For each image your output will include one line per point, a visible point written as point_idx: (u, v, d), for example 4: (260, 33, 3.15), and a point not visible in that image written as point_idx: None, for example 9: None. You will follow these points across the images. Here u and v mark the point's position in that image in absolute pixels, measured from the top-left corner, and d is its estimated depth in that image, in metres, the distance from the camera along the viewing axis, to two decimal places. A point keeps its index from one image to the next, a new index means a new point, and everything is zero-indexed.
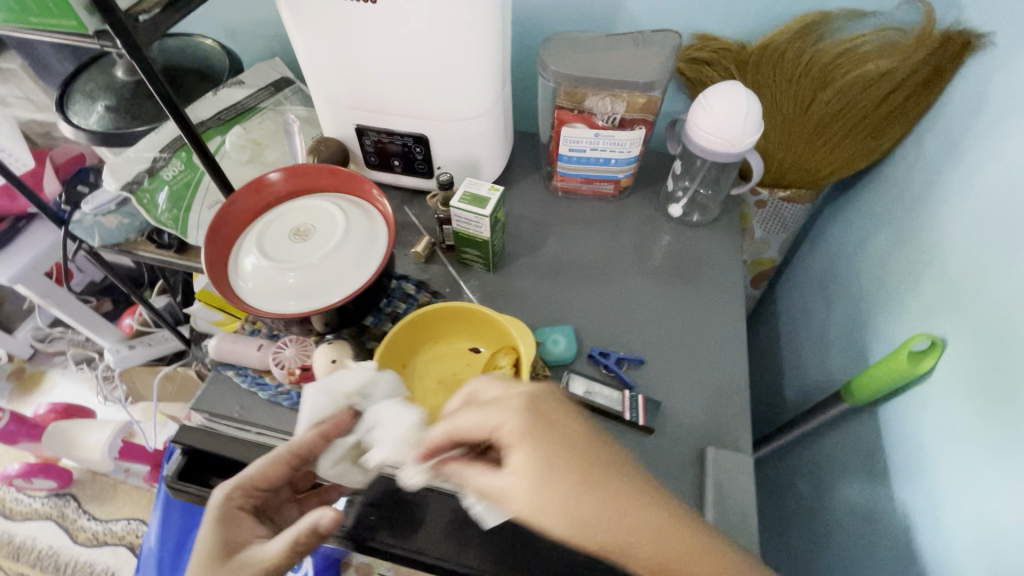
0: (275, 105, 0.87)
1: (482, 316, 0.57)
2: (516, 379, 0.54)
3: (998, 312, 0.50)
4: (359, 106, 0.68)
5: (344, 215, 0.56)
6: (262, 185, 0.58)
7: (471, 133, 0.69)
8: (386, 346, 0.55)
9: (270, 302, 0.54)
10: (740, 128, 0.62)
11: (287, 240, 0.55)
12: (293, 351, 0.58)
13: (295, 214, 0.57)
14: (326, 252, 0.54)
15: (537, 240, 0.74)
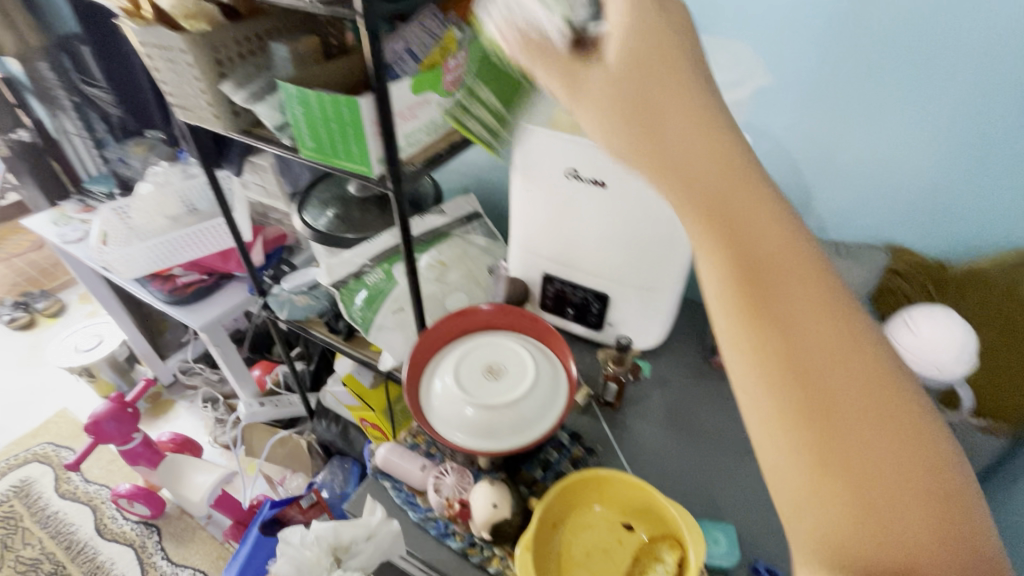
0: (464, 233, 0.99)
1: (647, 496, 0.55)
2: None
3: None
4: (553, 258, 0.75)
5: (536, 368, 0.60)
6: (470, 313, 0.65)
7: (652, 301, 0.72)
8: (547, 506, 0.54)
9: (441, 422, 0.58)
10: (954, 357, 0.58)
11: (480, 373, 0.60)
12: (452, 480, 0.59)
13: (494, 351, 0.62)
14: (511, 399, 0.57)
15: (695, 414, 0.72)
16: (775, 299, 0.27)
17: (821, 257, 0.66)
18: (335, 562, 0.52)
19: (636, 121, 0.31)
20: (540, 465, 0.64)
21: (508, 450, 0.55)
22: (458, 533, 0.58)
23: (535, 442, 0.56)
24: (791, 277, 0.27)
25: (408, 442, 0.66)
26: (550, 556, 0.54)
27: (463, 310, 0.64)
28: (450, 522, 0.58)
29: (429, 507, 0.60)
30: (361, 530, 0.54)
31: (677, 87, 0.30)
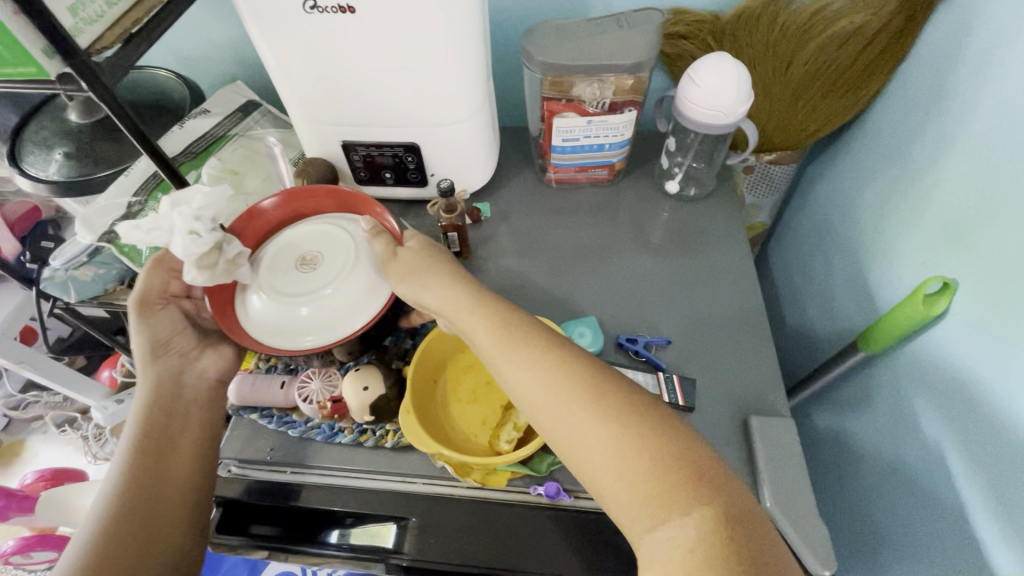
0: (246, 131, 0.83)
1: None
2: None
3: (1011, 245, 0.52)
4: (344, 122, 0.66)
5: (349, 237, 0.56)
6: (254, 215, 0.59)
7: (457, 135, 0.67)
8: (416, 365, 0.54)
9: (279, 337, 0.52)
10: (733, 96, 0.62)
11: (296, 269, 0.55)
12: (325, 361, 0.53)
13: (301, 242, 0.57)
14: (334, 276, 0.53)
15: (542, 234, 0.73)
16: (504, 314, 0.46)
17: (603, 35, 0.62)
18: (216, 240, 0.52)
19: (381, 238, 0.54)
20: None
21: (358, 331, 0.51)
22: (346, 428, 0.56)
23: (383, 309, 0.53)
24: (487, 299, 0.47)
25: (263, 367, 0.62)
26: (439, 405, 0.55)
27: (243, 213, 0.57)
28: (334, 422, 0.56)
29: (307, 418, 0.57)
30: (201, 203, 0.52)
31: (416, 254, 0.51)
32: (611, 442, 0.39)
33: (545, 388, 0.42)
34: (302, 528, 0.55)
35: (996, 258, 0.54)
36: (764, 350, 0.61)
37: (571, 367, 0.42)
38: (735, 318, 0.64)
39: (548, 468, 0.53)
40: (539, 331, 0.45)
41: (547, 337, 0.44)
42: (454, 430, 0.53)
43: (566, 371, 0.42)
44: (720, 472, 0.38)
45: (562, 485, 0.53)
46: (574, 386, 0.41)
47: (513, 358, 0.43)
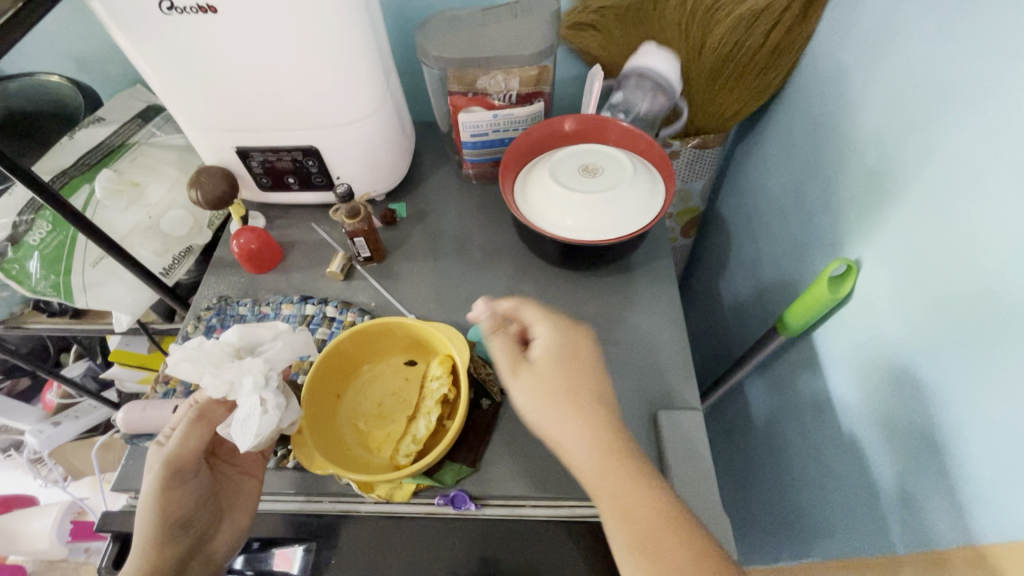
0: (149, 137, 0.79)
1: (413, 331, 0.56)
2: (455, 387, 0.52)
3: (912, 226, 0.51)
4: (233, 126, 0.62)
5: (634, 169, 0.58)
6: (595, 123, 0.62)
7: (360, 136, 0.65)
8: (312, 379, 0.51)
9: (547, 221, 0.57)
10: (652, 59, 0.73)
11: (579, 170, 0.58)
12: (270, 351, 0.48)
13: (594, 152, 0.59)
14: (616, 191, 0.56)
15: (461, 234, 0.72)
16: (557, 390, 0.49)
17: (499, 26, 0.60)
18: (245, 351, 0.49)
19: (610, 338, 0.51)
20: (301, 323, 0.63)
21: (602, 246, 0.55)
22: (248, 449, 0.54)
23: (615, 242, 0.55)
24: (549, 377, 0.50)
25: (162, 391, 0.59)
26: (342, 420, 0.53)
27: (592, 118, 0.61)
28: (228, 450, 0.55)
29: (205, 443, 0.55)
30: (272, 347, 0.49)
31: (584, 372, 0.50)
32: (647, 486, 0.45)
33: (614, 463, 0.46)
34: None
35: (891, 239, 0.54)
36: (676, 343, 0.61)
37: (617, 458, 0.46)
38: (649, 312, 0.64)
39: (455, 479, 0.52)
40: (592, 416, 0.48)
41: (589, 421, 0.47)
42: (357, 445, 0.52)
43: (630, 449, 0.47)
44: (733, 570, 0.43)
45: (469, 494, 0.52)
46: (625, 463, 0.46)
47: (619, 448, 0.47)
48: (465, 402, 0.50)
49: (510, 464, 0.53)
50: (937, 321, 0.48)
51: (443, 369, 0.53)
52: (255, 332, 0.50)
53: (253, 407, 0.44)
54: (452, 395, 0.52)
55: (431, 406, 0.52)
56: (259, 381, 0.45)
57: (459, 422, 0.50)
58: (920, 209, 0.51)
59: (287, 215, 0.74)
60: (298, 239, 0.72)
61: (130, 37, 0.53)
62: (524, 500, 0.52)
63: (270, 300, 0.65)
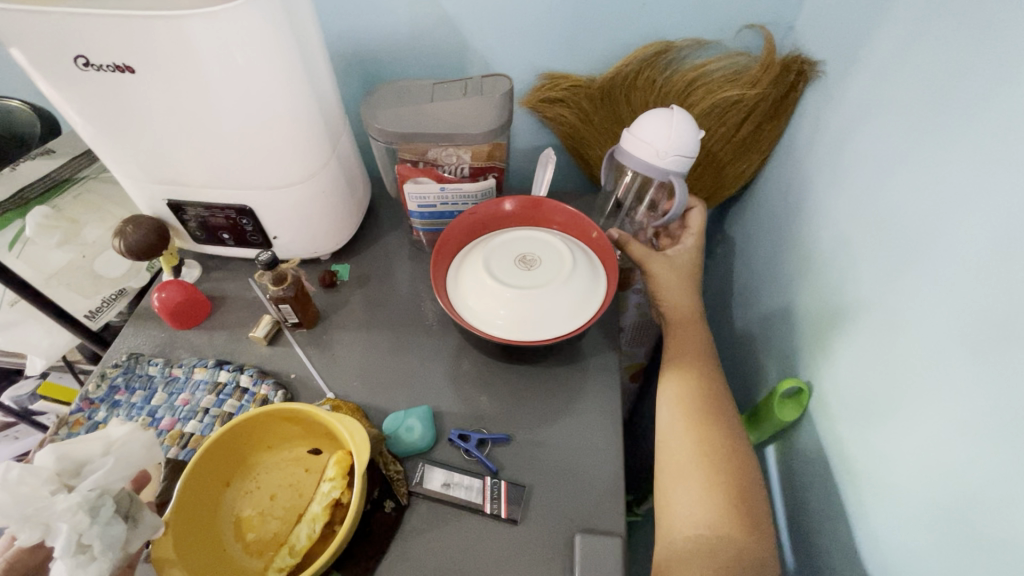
0: (98, 172, 0.77)
1: (313, 417, 0.51)
2: (350, 489, 0.48)
3: (864, 360, 0.47)
4: (165, 179, 0.59)
5: (572, 260, 0.54)
6: (538, 205, 0.59)
7: (300, 199, 0.62)
8: (193, 469, 0.46)
9: (478, 313, 0.53)
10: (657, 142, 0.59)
11: (514, 260, 0.54)
12: (95, 475, 0.40)
13: (532, 239, 0.56)
14: (551, 285, 0.52)
15: (404, 304, 0.68)
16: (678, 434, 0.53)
17: (449, 101, 0.58)
18: (65, 487, 0.40)
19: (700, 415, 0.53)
20: (211, 392, 0.58)
21: (533, 345, 0.51)
22: None
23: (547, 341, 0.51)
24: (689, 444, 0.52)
25: None
26: (224, 516, 0.48)
27: (534, 202, 0.58)
28: None
29: None
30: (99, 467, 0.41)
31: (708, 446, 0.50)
32: None
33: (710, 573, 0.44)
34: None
35: (843, 366, 0.50)
36: (609, 452, 0.56)
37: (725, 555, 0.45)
38: (586, 412, 0.60)
39: None
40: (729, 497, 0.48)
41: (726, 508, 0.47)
42: (236, 547, 0.47)
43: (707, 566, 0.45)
44: None
45: None
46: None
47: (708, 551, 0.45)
48: (355, 511, 0.45)
49: None
50: (882, 470, 0.44)
51: (338, 470, 0.48)
52: (76, 449, 0.42)
53: (72, 559, 0.37)
54: (345, 499, 0.47)
55: (319, 512, 0.47)
56: (78, 523, 0.38)
57: (347, 532, 0.46)
58: (873, 342, 0.46)
59: (224, 267, 0.71)
60: (231, 295, 0.68)
61: (58, 87, 0.51)
62: None
63: (184, 361, 0.61)
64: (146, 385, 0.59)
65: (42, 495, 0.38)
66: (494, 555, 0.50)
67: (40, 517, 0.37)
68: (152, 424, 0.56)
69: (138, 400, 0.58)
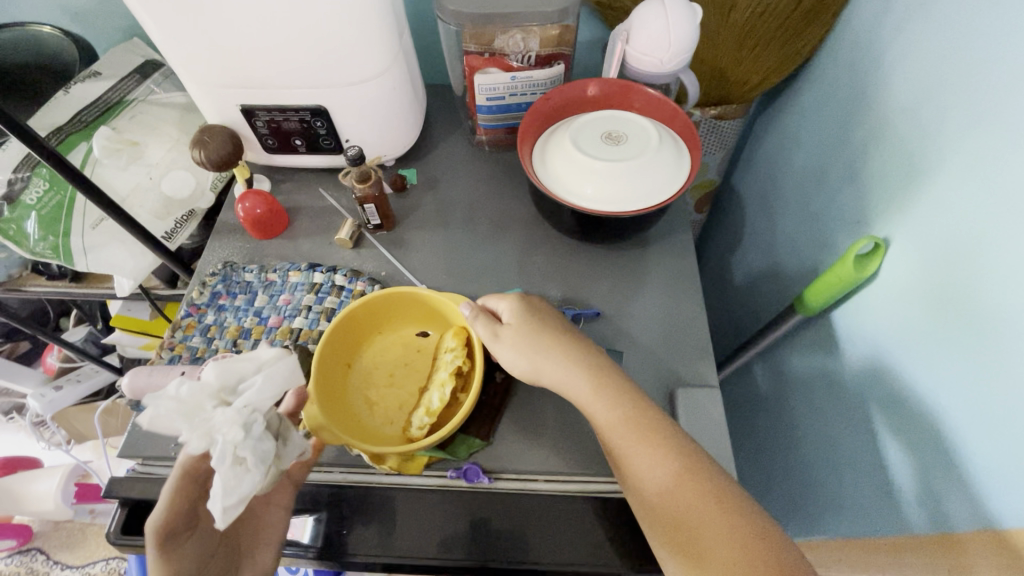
0: (147, 95, 0.76)
1: (422, 299, 0.54)
2: (469, 358, 0.51)
3: (951, 206, 0.49)
4: (236, 83, 0.59)
5: (659, 137, 0.55)
6: (620, 90, 0.59)
7: (370, 97, 0.62)
8: (324, 344, 0.50)
9: (568, 189, 0.55)
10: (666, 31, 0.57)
11: (601, 137, 0.55)
12: (249, 394, 0.42)
13: (618, 119, 0.56)
14: (640, 159, 0.53)
15: (475, 203, 0.70)
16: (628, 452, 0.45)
17: None
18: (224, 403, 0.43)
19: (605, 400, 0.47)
20: (310, 292, 0.61)
21: (623, 216, 0.53)
22: None
23: (636, 213, 0.53)
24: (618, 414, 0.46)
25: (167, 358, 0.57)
26: (353, 392, 0.52)
27: (616, 84, 0.58)
28: None
29: None
30: (252, 371, 0.44)
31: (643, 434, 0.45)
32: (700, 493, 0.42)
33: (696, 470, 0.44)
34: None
35: (925, 220, 0.52)
36: (695, 320, 0.60)
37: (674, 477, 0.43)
38: (668, 288, 0.63)
39: (467, 452, 0.51)
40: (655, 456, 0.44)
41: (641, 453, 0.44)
42: (369, 416, 0.51)
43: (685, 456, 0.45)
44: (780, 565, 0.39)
45: (481, 467, 0.51)
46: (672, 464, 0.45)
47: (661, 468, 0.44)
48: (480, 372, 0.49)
49: (525, 441, 0.52)
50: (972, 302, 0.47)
51: (458, 342, 0.52)
52: (238, 367, 0.44)
53: (232, 469, 0.39)
54: (465, 366, 0.51)
55: (444, 379, 0.51)
56: (235, 437, 0.40)
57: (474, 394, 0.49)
58: (962, 187, 0.48)
59: (292, 180, 0.71)
60: (305, 205, 0.69)
61: None
62: (537, 475, 0.51)
63: (277, 267, 0.63)
64: (247, 290, 0.61)
65: (205, 407, 0.41)
66: None
67: (204, 429, 0.40)
68: (261, 322, 0.59)
69: (242, 303, 0.60)
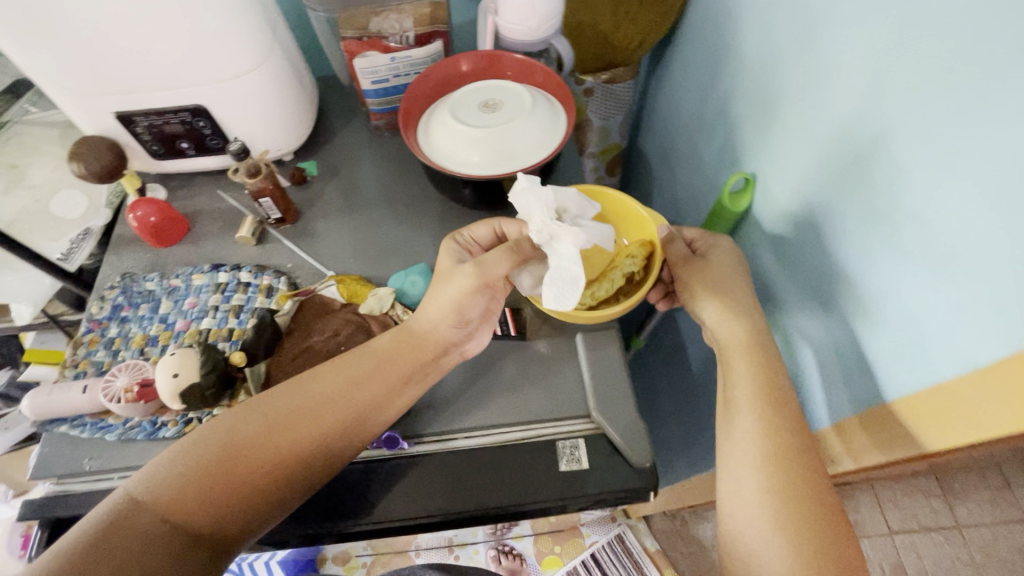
0: (20, 115, 0.72)
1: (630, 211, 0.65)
2: (646, 271, 0.60)
3: (801, 128, 0.53)
4: (106, 90, 0.58)
5: (533, 100, 0.57)
6: (494, 60, 0.62)
7: (252, 91, 0.61)
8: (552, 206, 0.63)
9: (455, 161, 0.57)
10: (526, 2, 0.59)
11: (479, 105, 0.57)
12: None
13: (493, 87, 0.59)
14: (516, 122, 0.56)
15: (378, 186, 0.71)
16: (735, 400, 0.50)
17: None
18: None
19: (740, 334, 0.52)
20: (216, 292, 0.61)
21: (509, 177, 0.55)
22: (170, 420, 0.53)
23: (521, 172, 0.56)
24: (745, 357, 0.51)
25: (71, 375, 0.56)
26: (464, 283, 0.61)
27: (488, 55, 0.61)
28: (155, 417, 0.53)
29: (125, 419, 0.53)
30: None
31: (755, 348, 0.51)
32: (812, 479, 0.44)
33: (786, 453, 0.46)
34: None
35: (782, 149, 0.56)
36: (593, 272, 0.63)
37: (784, 449, 0.46)
38: None
39: (386, 421, 0.53)
40: (771, 418, 0.47)
41: (776, 409, 0.48)
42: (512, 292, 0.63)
43: (787, 437, 0.46)
44: (851, 534, 0.43)
45: (401, 434, 0.53)
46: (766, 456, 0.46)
47: (779, 454, 0.46)
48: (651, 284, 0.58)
49: (441, 405, 0.55)
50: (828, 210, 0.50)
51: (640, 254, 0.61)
52: None
53: None
54: (638, 275, 0.60)
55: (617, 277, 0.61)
56: None
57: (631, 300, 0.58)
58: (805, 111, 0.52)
59: (189, 185, 0.70)
60: (204, 207, 0.69)
61: None
62: (455, 433, 0.54)
63: (179, 272, 0.63)
64: (150, 298, 0.61)
65: None
66: (512, 372, 0.58)
67: None
68: (168, 327, 0.59)
69: (146, 312, 0.60)
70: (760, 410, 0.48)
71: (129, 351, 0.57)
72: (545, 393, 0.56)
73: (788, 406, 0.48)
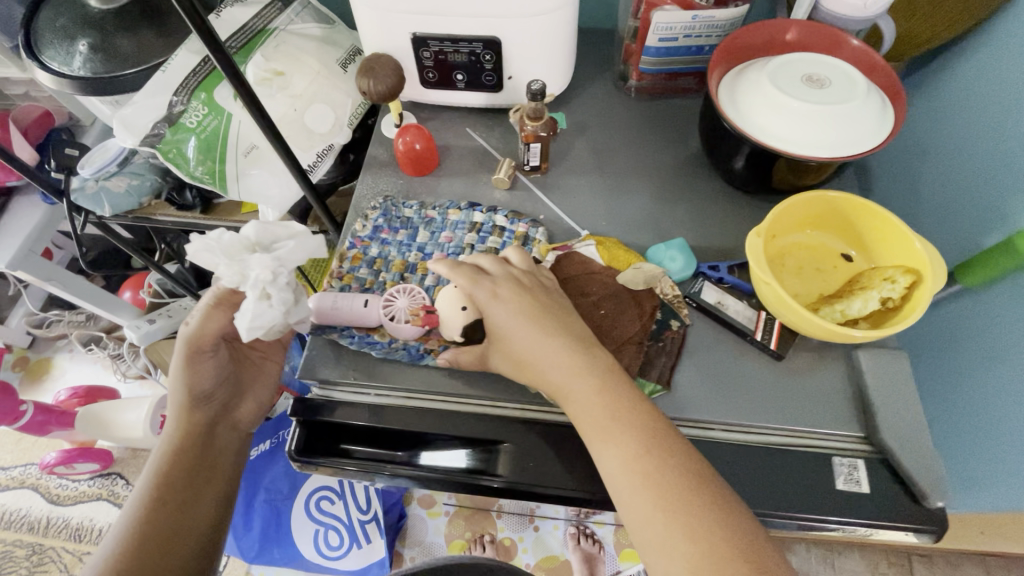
0: (287, 24, 0.74)
1: (890, 227, 0.53)
2: (906, 301, 0.50)
3: None
4: (415, 8, 0.57)
5: (866, 88, 0.51)
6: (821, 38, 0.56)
7: (547, 30, 0.59)
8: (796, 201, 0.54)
9: (756, 129, 0.53)
10: None
11: (802, 76, 0.52)
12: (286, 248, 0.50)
13: (822, 61, 0.53)
14: (844, 107, 0.51)
15: (629, 149, 0.67)
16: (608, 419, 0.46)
17: None
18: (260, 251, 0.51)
19: (601, 373, 0.48)
20: (472, 231, 0.60)
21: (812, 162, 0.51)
22: (434, 349, 0.54)
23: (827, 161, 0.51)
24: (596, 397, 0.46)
25: (336, 287, 0.58)
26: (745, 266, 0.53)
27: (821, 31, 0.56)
28: (420, 343, 0.54)
29: (391, 338, 0.55)
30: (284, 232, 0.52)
31: (605, 395, 0.46)
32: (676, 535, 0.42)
33: (662, 501, 0.43)
34: (388, 447, 0.53)
35: None
36: None
37: (673, 486, 0.43)
38: None
39: (648, 396, 0.51)
40: (641, 460, 0.44)
41: (646, 451, 0.44)
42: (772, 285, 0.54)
43: (657, 473, 0.43)
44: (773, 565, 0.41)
45: (662, 413, 0.51)
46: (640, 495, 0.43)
47: (655, 496, 0.43)
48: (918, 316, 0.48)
49: (703, 392, 0.52)
50: None
51: (904, 278, 0.50)
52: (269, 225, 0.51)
53: (259, 303, 0.49)
54: (894, 303, 0.50)
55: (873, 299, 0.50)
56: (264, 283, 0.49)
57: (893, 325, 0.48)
58: None
59: (439, 117, 0.70)
60: (454, 142, 0.68)
61: None
62: (714, 423, 0.51)
63: (435, 204, 0.62)
64: (408, 225, 0.61)
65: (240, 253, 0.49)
66: (779, 371, 0.53)
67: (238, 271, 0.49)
68: (426, 258, 0.59)
69: (405, 238, 0.60)
70: (625, 456, 0.44)
71: (389, 274, 0.58)
72: (816, 402, 0.51)
73: (662, 453, 0.44)
